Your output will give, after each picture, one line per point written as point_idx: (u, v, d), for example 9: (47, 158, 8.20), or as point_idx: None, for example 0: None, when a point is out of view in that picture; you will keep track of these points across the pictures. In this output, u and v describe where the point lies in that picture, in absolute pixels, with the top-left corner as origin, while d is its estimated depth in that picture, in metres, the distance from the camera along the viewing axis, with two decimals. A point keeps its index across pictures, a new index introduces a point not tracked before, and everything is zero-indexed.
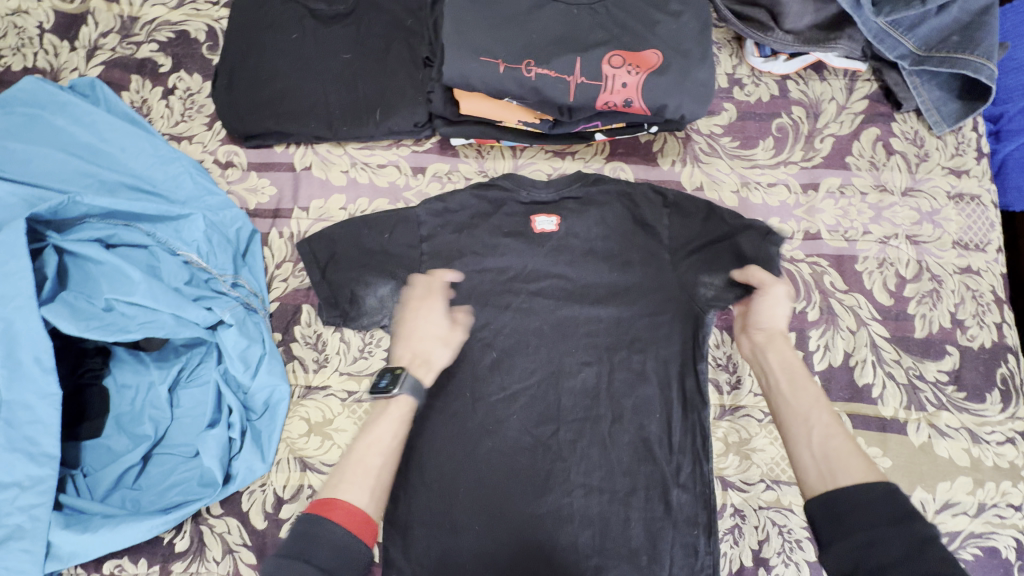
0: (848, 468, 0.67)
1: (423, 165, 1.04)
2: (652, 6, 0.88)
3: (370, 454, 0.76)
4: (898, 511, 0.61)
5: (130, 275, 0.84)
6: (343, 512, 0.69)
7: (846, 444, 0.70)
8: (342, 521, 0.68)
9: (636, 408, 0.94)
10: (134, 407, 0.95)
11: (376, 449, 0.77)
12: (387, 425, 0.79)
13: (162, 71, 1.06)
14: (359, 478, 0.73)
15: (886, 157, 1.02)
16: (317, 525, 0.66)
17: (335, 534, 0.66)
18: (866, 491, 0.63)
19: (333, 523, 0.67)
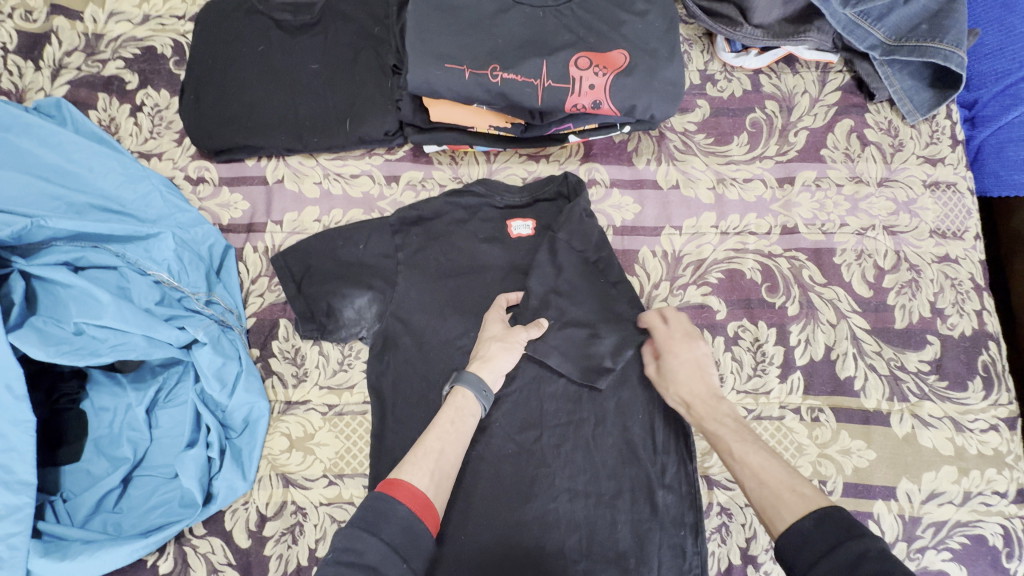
0: (784, 508, 0.68)
1: (397, 173, 1.03)
2: (617, 6, 0.87)
3: (435, 440, 0.76)
4: (842, 539, 0.61)
5: (99, 298, 0.83)
6: (407, 490, 0.67)
7: (785, 482, 0.71)
8: (409, 499, 0.67)
9: (618, 410, 0.93)
10: (113, 430, 0.93)
11: (443, 436, 0.77)
12: (452, 413, 0.80)
13: (129, 88, 1.05)
14: (422, 460, 0.73)
15: (861, 148, 1.02)
16: (383, 502, 0.65)
17: (402, 512, 0.65)
18: (808, 530, 0.64)
19: (398, 501, 0.66)
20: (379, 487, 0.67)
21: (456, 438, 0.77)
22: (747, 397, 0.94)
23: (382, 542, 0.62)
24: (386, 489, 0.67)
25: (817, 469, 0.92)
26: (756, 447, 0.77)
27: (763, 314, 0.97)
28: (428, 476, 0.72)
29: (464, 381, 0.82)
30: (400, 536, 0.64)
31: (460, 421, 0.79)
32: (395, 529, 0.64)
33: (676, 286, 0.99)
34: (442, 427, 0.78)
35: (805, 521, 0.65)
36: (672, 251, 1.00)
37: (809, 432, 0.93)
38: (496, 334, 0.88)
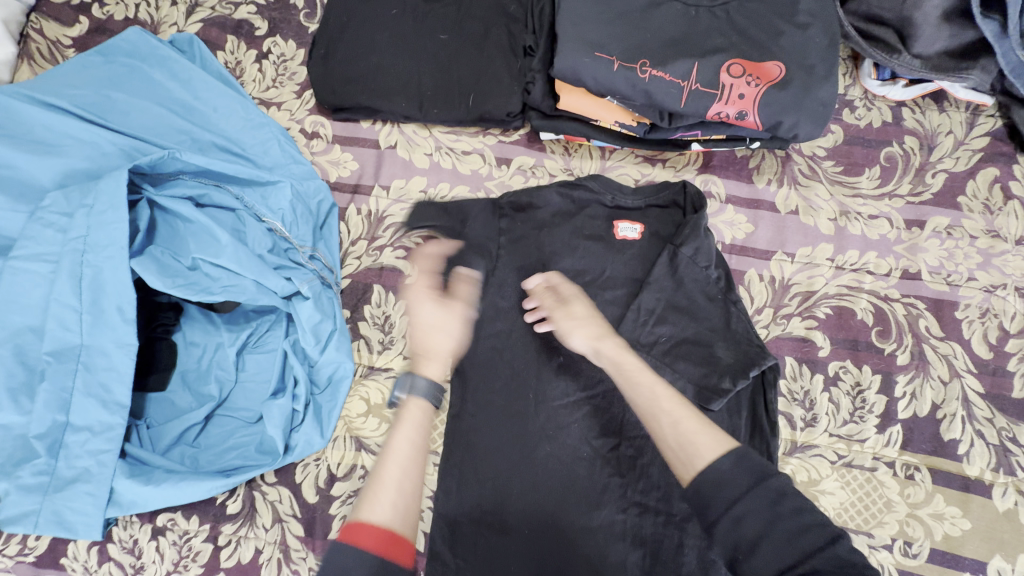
0: (701, 446, 0.68)
1: (508, 156, 1.02)
2: (778, 16, 0.83)
3: (404, 468, 0.68)
4: (756, 480, 0.63)
5: (218, 238, 0.84)
6: (370, 533, 0.61)
7: (693, 421, 0.71)
8: (379, 540, 0.60)
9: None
10: (201, 366, 0.95)
11: (412, 462, 0.68)
12: (408, 434, 0.70)
13: (258, 34, 1.06)
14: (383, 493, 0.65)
15: (1003, 202, 0.95)
16: (343, 550, 0.59)
17: (376, 559, 0.59)
18: (727, 469, 0.64)
19: (364, 551, 0.59)
20: (340, 537, 0.60)
21: (419, 459, 0.69)
22: (840, 441, 0.90)
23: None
24: (349, 538, 0.60)
25: (904, 529, 0.87)
26: (649, 376, 0.78)
27: (870, 359, 0.92)
28: (397, 509, 0.64)
29: (418, 389, 0.73)
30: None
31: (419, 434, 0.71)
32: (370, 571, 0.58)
33: (779, 314, 0.95)
34: (403, 447, 0.69)
35: (723, 459, 0.65)
36: (781, 278, 0.96)
37: (900, 489, 0.89)
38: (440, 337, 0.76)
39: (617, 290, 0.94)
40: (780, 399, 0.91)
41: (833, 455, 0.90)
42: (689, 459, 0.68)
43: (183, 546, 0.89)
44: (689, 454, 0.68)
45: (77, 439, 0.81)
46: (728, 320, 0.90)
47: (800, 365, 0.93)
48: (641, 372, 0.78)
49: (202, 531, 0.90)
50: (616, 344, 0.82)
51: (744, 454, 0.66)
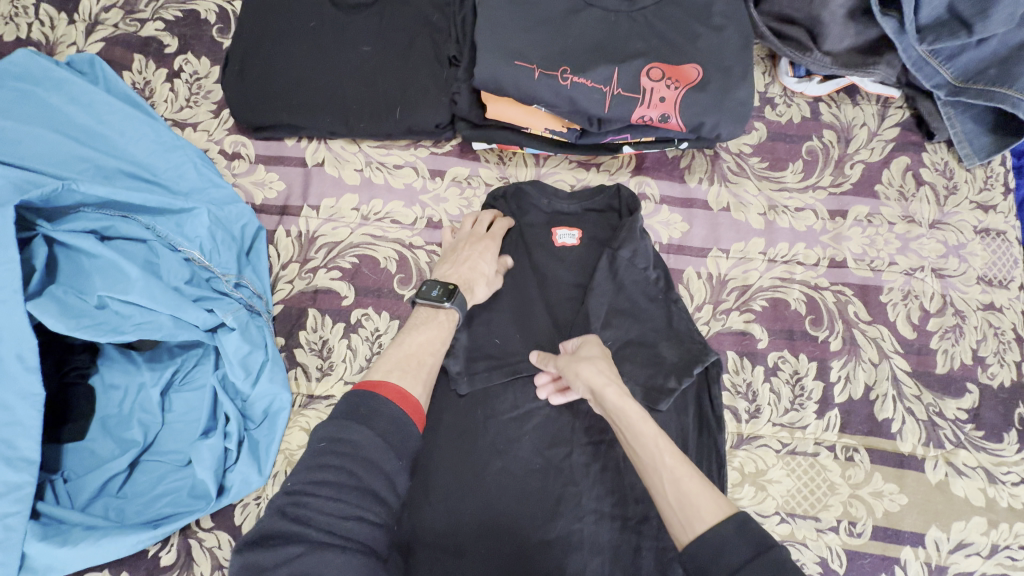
0: (703, 510, 0.65)
1: (442, 168, 0.99)
2: (694, 19, 0.84)
3: (422, 355, 0.80)
4: (756, 552, 0.60)
5: (127, 272, 0.78)
6: (393, 390, 0.71)
7: (697, 480, 0.68)
8: (397, 398, 0.70)
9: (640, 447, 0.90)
10: (123, 411, 0.88)
11: (430, 349, 0.80)
12: (431, 330, 0.83)
13: (168, 51, 1.00)
14: (410, 369, 0.76)
15: (915, 188, 1.00)
16: (369, 397, 0.69)
17: (391, 409, 0.68)
18: (725, 538, 0.62)
19: (384, 398, 0.69)
20: (357, 390, 0.70)
21: (435, 347, 0.81)
22: (783, 429, 0.93)
23: (373, 432, 0.65)
24: (366, 388, 0.70)
25: (848, 510, 0.91)
26: (652, 426, 0.74)
27: (805, 347, 0.95)
28: (405, 375, 0.75)
29: (457, 301, 0.84)
30: (387, 427, 0.67)
31: (438, 337, 0.83)
32: (384, 420, 0.67)
33: (719, 310, 0.96)
34: (425, 341, 0.81)
35: (724, 525, 0.63)
36: (717, 274, 0.98)
37: (842, 471, 0.92)
38: (486, 271, 0.89)
39: (557, 295, 0.93)
40: (724, 393, 0.93)
41: (777, 443, 0.92)
42: (689, 521, 0.65)
43: None
44: (688, 518, 0.65)
45: None
46: (669, 319, 0.91)
47: (741, 359, 0.95)
48: (643, 420, 0.74)
49: None
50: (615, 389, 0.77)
51: (744, 520, 0.64)
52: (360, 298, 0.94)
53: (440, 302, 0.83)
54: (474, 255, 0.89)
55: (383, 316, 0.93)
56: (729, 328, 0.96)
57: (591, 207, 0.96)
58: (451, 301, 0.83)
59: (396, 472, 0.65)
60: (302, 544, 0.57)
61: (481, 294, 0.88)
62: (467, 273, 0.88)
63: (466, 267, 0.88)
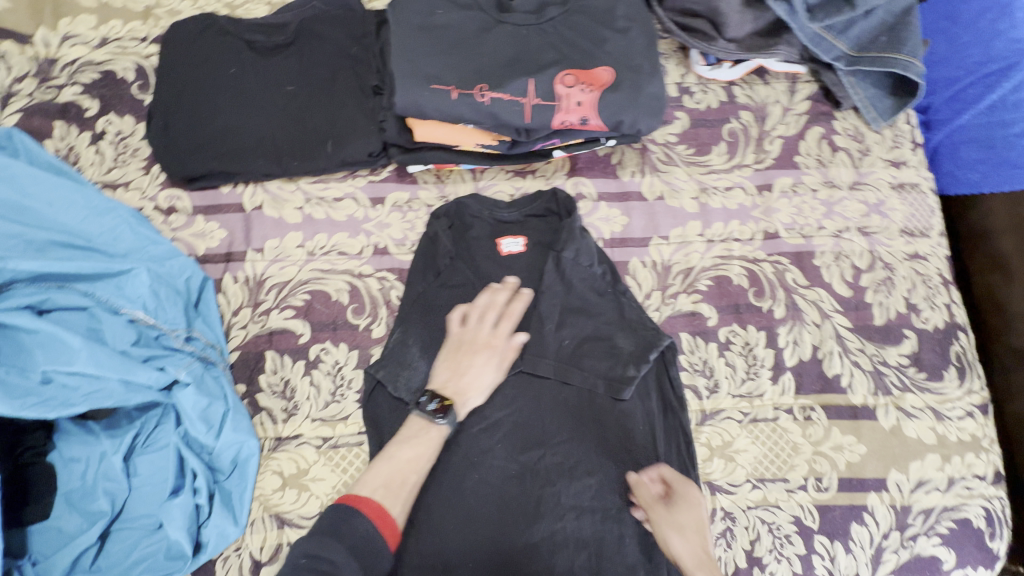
0: None
1: (382, 195, 1.00)
2: (599, 24, 0.88)
3: (407, 472, 0.78)
4: None
5: (69, 343, 0.76)
6: (370, 508, 0.72)
7: None
8: (374, 519, 0.71)
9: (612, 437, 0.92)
10: (85, 482, 0.86)
11: (416, 467, 0.78)
12: (420, 446, 0.80)
13: (89, 114, 0.99)
14: (395, 490, 0.76)
15: (832, 154, 1.06)
16: (344, 514, 0.70)
17: (365, 526, 0.70)
18: None
19: (360, 517, 0.70)
20: (337, 504, 0.71)
21: (422, 467, 0.79)
22: (742, 400, 0.97)
23: (347, 549, 0.67)
24: (346, 504, 0.71)
25: (813, 467, 0.95)
26: None
27: (752, 319, 1.00)
28: (390, 493, 0.75)
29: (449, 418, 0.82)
30: (359, 545, 0.68)
31: (424, 455, 0.80)
32: (356, 538, 0.68)
33: (667, 295, 1.00)
34: (413, 457, 0.79)
35: None
36: (661, 260, 1.01)
37: (802, 431, 0.96)
38: (483, 382, 0.86)
39: (515, 302, 0.92)
40: (683, 372, 0.97)
41: (739, 414, 0.96)
42: None
43: None
44: None
45: None
46: (619, 310, 0.95)
47: (695, 339, 0.99)
48: None
49: None
50: None
51: None
52: (316, 333, 0.94)
53: (433, 418, 0.81)
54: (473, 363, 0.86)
55: (342, 348, 0.94)
56: (679, 311, 1.00)
57: (533, 216, 0.99)
58: (444, 420, 0.81)
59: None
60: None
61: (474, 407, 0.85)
62: (462, 384, 0.85)
63: (463, 379, 0.85)
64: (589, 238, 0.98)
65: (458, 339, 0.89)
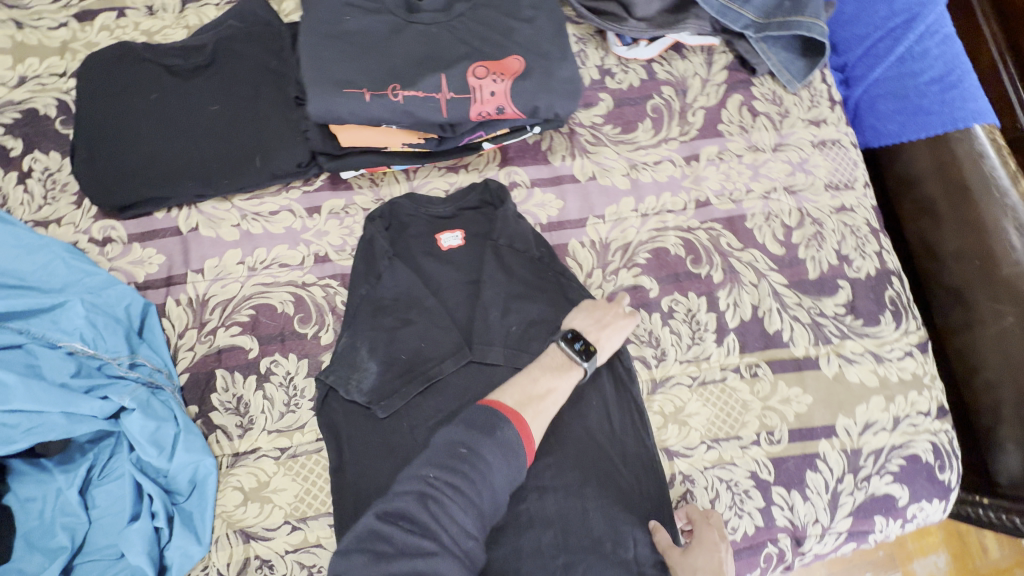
0: None
1: (317, 204, 1.02)
2: (505, 15, 0.91)
3: (550, 400, 0.82)
4: None
5: (5, 381, 0.76)
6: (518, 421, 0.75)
7: None
8: (521, 432, 0.74)
9: (572, 427, 0.92)
10: (44, 520, 0.85)
11: (555, 397, 0.82)
12: (561, 378, 0.84)
13: (13, 154, 0.98)
14: (538, 413, 0.79)
15: (753, 120, 1.10)
16: (500, 420, 0.74)
17: (511, 436, 0.73)
18: None
19: (509, 428, 0.73)
20: (492, 407, 0.75)
21: (558, 400, 0.82)
22: (690, 365, 1.00)
23: (496, 455, 0.70)
24: (498, 410, 0.75)
25: (764, 422, 0.98)
26: None
27: (692, 286, 1.02)
28: (534, 414, 0.78)
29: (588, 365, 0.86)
30: (504, 453, 0.71)
31: (563, 389, 0.84)
32: (505, 446, 0.71)
33: (608, 271, 1.02)
34: (551, 389, 0.82)
35: None
36: (599, 239, 1.04)
37: (750, 388, 0.99)
38: (617, 344, 0.91)
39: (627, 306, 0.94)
40: (630, 345, 0.99)
41: (688, 378, 0.99)
42: None
43: None
44: None
45: None
46: (561, 290, 0.97)
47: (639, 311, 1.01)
48: None
49: None
50: None
51: None
52: (265, 346, 0.95)
53: (578, 359, 0.85)
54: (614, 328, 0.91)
55: (291, 358, 0.95)
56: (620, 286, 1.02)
57: (471, 210, 1.01)
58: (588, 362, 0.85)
59: (497, 500, 0.70)
60: (434, 541, 0.62)
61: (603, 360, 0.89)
62: (601, 335, 0.90)
63: (605, 335, 0.89)
64: (525, 223, 1.01)
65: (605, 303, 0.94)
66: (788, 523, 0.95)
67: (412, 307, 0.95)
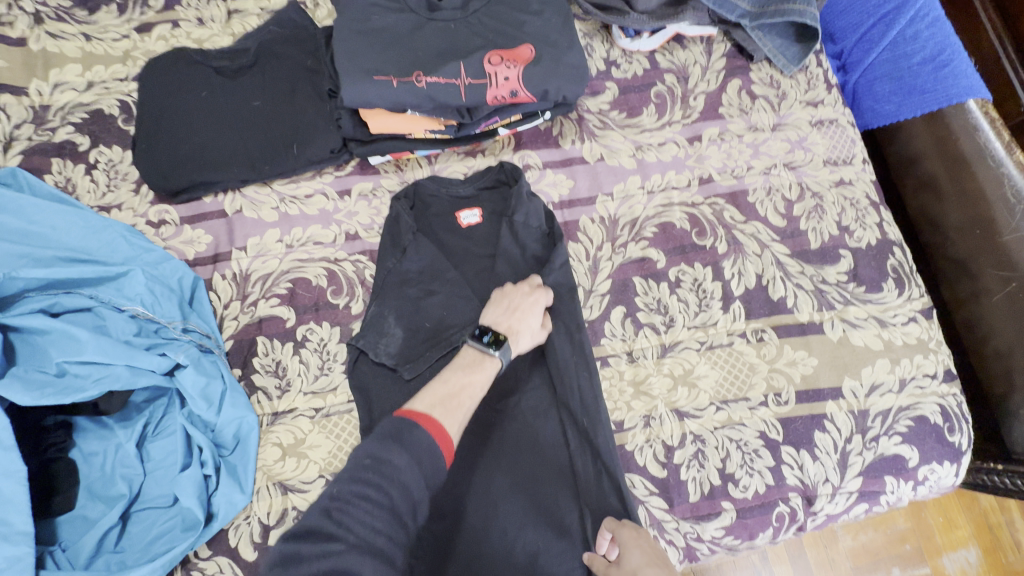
0: None
1: (348, 187, 1.11)
2: (517, 10, 1.00)
3: (467, 394, 0.82)
4: None
5: (78, 337, 0.86)
6: (429, 421, 0.74)
7: None
8: (434, 434, 0.73)
9: (531, 410, 0.99)
10: (105, 472, 0.94)
11: (471, 390, 0.83)
12: (475, 373, 0.86)
13: (82, 149, 1.11)
14: (454, 408, 0.79)
15: (752, 102, 1.17)
16: (408, 425, 0.72)
17: (426, 438, 0.72)
18: None
19: (422, 430, 0.72)
20: (401, 416, 0.74)
21: (476, 392, 0.83)
22: (697, 331, 1.05)
23: (411, 459, 0.69)
24: (408, 416, 0.73)
25: (771, 383, 1.02)
26: None
27: (698, 257, 1.08)
28: (447, 412, 0.77)
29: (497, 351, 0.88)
30: (423, 455, 0.70)
31: (478, 381, 0.85)
32: (421, 448, 0.70)
33: (617, 245, 1.09)
34: (465, 384, 0.83)
35: None
36: (608, 215, 1.11)
37: (757, 351, 1.04)
38: (533, 327, 0.94)
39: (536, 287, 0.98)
40: (639, 312, 1.05)
41: (696, 343, 1.04)
42: None
43: None
44: None
45: None
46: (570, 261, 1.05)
47: (647, 281, 1.07)
48: None
49: None
50: None
51: None
52: (301, 315, 1.04)
53: (487, 349, 0.88)
54: (526, 314, 0.94)
55: (325, 326, 1.03)
56: (628, 258, 1.08)
57: (490, 188, 1.09)
58: (497, 349, 0.88)
59: (420, 499, 0.68)
60: (340, 544, 0.60)
61: (522, 345, 0.93)
62: (516, 323, 0.93)
63: (514, 320, 0.93)
64: (535, 198, 1.07)
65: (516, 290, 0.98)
66: (799, 482, 0.98)
67: (437, 276, 1.03)
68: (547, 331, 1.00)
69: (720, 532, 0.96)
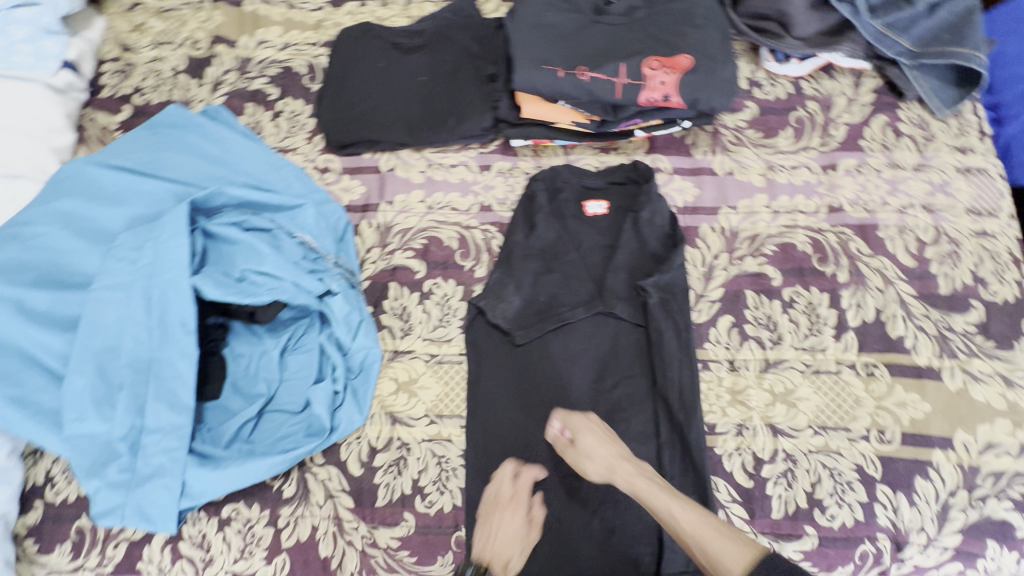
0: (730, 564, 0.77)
1: (489, 163, 1.21)
2: (681, 23, 1.07)
3: None
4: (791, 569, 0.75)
5: (260, 251, 1.01)
6: None
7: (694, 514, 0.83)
8: None
9: (628, 396, 1.02)
10: (249, 372, 1.08)
11: None
12: None
13: (271, 98, 1.29)
14: None
15: (896, 139, 1.16)
16: None
17: None
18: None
19: None
20: None
21: None
22: (805, 353, 1.05)
23: None
24: None
25: (876, 420, 1.01)
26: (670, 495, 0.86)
27: (816, 282, 1.09)
28: None
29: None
30: None
31: None
32: None
33: (734, 257, 1.12)
34: None
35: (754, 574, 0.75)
36: (729, 227, 1.14)
37: (865, 385, 1.03)
38: (517, 536, 0.92)
39: (528, 472, 0.96)
40: (747, 324, 1.07)
41: (801, 364, 1.04)
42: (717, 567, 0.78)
43: (247, 533, 0.98)
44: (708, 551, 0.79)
45: (152, 440, 0.94)
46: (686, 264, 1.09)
47: (760, 296, 1.09)
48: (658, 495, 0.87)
49: (262, 516, 0.99)
50: (629, 469, 0.90)
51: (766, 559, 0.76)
52: (430, 270, 1.14)
53: None
54: (505, 527, 0.92)
55: (450, 283, 1.13)
56: (744, 270, 1.11)
57: (619, 185, 1.15)
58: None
59: None
60: None
61: (511, 565, 0.90)
62: (500, 546, 0.91)
63: (499, 541, 0.91)
64: (661, 201, 1.13)
65: (491, 504, 0.95)
66: (891, 524, 0.95)
67: (559, 256, 1.11)
68: (656, 323, 1.03)
69: (799, 556, 0.95)
